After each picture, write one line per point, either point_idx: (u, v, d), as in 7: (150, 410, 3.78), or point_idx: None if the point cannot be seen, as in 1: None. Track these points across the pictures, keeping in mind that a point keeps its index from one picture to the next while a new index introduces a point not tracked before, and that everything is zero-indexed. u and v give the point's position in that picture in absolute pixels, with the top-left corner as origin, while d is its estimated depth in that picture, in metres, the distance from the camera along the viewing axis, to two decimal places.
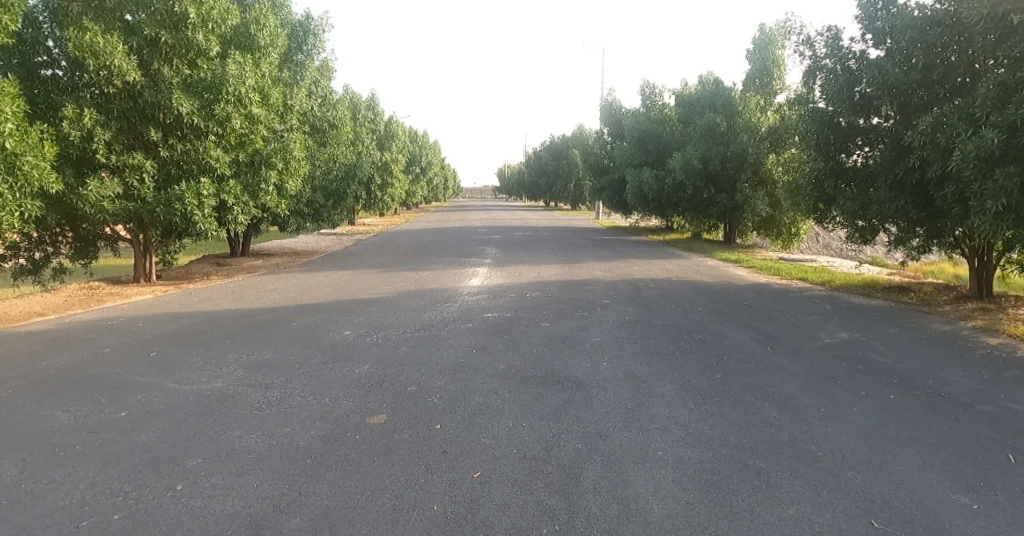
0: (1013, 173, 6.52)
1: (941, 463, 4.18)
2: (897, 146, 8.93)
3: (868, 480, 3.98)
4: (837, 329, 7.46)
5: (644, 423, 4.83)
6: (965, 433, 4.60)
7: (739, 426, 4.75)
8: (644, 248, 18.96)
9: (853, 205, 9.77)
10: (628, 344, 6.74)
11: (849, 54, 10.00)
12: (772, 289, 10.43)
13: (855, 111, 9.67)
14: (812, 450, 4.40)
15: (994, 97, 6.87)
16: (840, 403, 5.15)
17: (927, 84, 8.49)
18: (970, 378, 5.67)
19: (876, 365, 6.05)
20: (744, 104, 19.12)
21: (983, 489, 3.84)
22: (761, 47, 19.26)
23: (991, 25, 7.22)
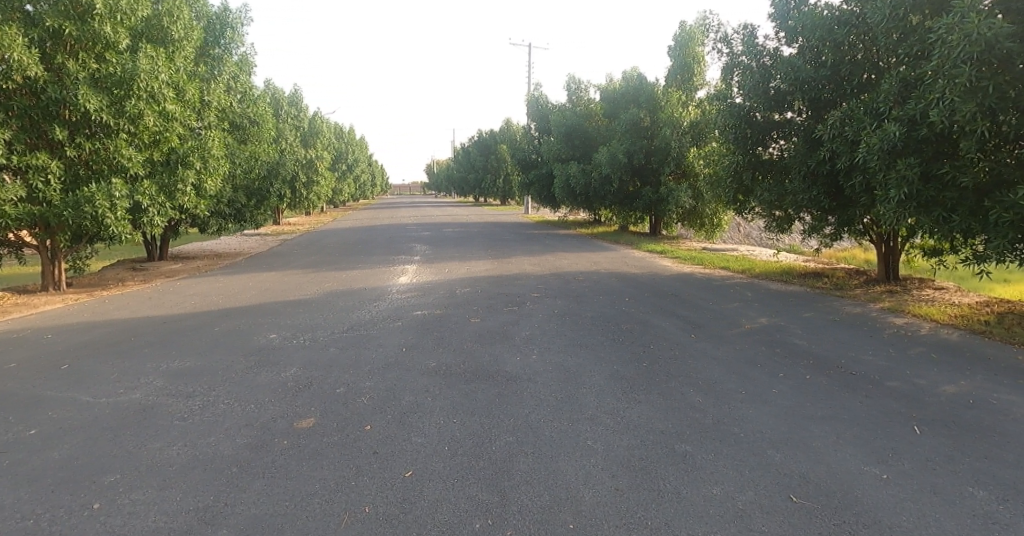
0: (915, 164, 6.85)
1: (853, 438, 4.44)
2: (807, 140, 9.39)
3: (786, 458, 4.19)
4: (757, 315, 7.73)
5: (575, 413, 4.85)
6: (874, 408, 4.87)
7: (666, 410, 4.85)
8: (572, 241, 19.13)
9: (769, 196, 10.21)
10: (558, 336, 6.76)
11: (763, 52, 10.39)
12: (696, 278, 10.74)
13: (769, 107, 10.08)
14: (734, 431, 4.56)
15: (896, 93, 7.21)
16: (761, 385, 5.33)
17: (836, 80, 8.90)
18: (879, 356, 6.01)
19: (794, 348, 6.31)
20: (667, 99, 19.58)
21: (891, 460, 4.13)
22: (682, 43, 19.66)
23: (893, 25, 7.48)
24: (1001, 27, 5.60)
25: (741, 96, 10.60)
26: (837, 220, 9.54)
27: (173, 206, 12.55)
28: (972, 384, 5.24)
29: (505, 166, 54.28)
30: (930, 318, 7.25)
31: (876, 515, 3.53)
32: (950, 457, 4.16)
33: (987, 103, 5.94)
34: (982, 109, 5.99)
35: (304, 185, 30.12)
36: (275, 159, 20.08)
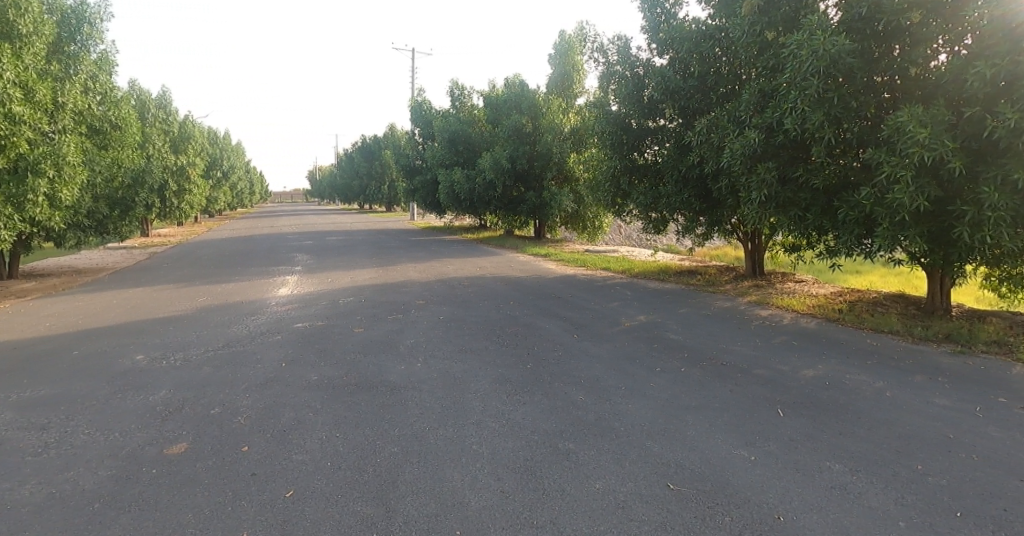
0: (772, 168, 7.41)
1: (724, 423, 4.74)
2: (678, 146, 9.97)
3: (663, 448, 4.42)
4: (636, 313, 8.10)
5: (461, 419, 4.85)
6: (745, 395, 5.21)
7: (549, 409, 4.96)
8: (459, 247, 19.18)
9: (645, 199, 10.75)
10: (444, 342, 6.74)
11: (637, 62, 10.93)
12: (579, 280, 11.09)
13: (643, 114, 10.65)
14: (614, 425, 4.73)
15: (755, 103, 7.78)
16: (640, 380, 5.57)
17: (703, 90, 9.51)
18: (747, 346, 6.48)
19: (670, 343, 6.66)
20: (548, 106, 20.34)
21: (759, 442, 4.48)
22: (561, 52, 20.46)
23: (752, 40, 8.08)
24: (842, 44, 6.20)
25: (617, 104, 11.07)
26: (708, 221, 10.19)
27: (20, 218, 11.35)
28: (826, 367, 5.78)
29: (390, 172, 53.26)
30: (791, 309, 7.93)
31: (742, 496, 3.83)
32: (809, 436, 4.55)
33: (833, 112, 6.53)
34: (829, 118, 6.58)
35: (176, 193, 27.92)
36: (140, 165, 18.58)
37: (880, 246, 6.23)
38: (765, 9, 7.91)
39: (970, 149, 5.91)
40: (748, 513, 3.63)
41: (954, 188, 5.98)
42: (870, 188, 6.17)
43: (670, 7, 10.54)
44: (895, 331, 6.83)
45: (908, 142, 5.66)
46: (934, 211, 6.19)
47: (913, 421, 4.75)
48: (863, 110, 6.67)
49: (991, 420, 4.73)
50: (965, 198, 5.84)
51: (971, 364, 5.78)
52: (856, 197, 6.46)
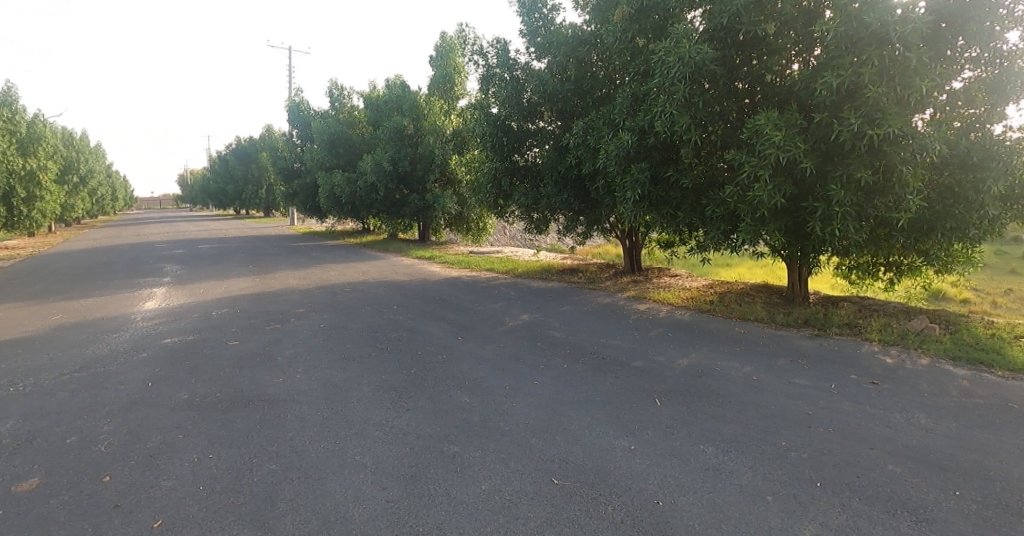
0: (645, 168, 7.64)
1: (605, 415, 4.88)
2: (557, 148, 10.21)
3: (546, 444, 4.50)
4: (520, 312, 8.18)
5: (343, 430, 4.71)
6: (626, 387, 5.36)
7: (434, 413, 4.90)
8: (342, 253, 18.58)
9: (527, 199, 10.91)
10: (325, 351, 6.50)
11: (516, 65, 11.06)
12: (464, 282, 11.05)
13: (523, 116, 10.75)
14: (499, 424, 4.74)
15: (628, 107, 8.02)
16: (524, 379, 5.59)
17: (579, 93, 9.80)
18: (626, 339, 6.73)
19: (552, 339, 6.77)
20: (429, 107, 20.05)
21: (637, 431, 4.66)
22: (444, 54, 20.38)
23: (624, 46, 8.31)
24: (705, 52, 6.51)
25: (496, 106, 11.12)
26: (587, 220, 10.49)
27: None
28: (700, 355, 6.13)
29: (265, 174, 50.58)
30: (668, 303, 8.36)
31: (624, 485, 3.99)
32: (685, 421, 4.78)
33: (698, 116, 6.92)
34: (695, 121, 6.94)
35: (23, 200, 25.11)
36: None
37: (744, 240, 6.66)
38: (634, 17, 8.12)
39: (820, 150, 6.41)
40: (629, 501, 3.81)
41: (806, 185, 6.49)
42: (734, 186, 6.59)
43: (547, 12, 10.70)
44: (760, 319, 7.39)
45: (765, 143, 6.04)
46: (790, 207, 6.72)
47: (776, 400, 5.14)
48: (726, 114, 7.06)
49: (843, 394, 5.23)
50: (816, 195, 6.36)
51: (825, 345, 6.39)
52: (722, 196, 6.86)
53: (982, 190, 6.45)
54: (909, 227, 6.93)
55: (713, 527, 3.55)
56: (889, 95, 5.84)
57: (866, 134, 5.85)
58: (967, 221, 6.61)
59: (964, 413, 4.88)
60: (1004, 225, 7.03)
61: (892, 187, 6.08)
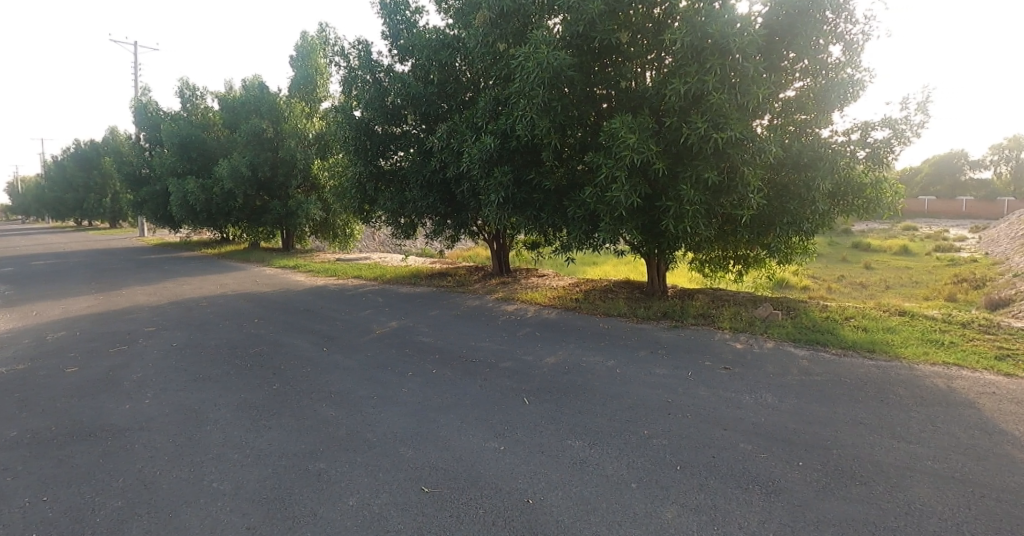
0: (508, 172, 7.61)
1: (474, 417, 4.83)
2: (421, 151, 10.05)
3: (416, 452, 4.36)
4: (388, 319, 7.97)
5: (198, 456, 4.31)
6: (494, 389, 5.36)
7: (297, 430, 4.61)
8: (197, 265, 17.16)
9: (392, 204, 10.58)
10: (176, 372, 5.93)
11: (378, 67, 10.66)
12: (329, 290, 10.58)
13: (387, 120, 10.49)
14: (367, 436, 4.53)
15: (490, 110, 7.93)
16: (392, 386, 5.40)
17: (442, 96, 9.74)
18: (496, 341, 6.76)
19: (421, 345, 6.66)
20: (290, 110, 18.90)
21: (507, 431, 4.65)
22: (303, 53, 19.28)
23: (485, 50, 8.29)
24: (561, 58, 6.62)
25: (359, 108, 10.81)
26: (454, 223, 10.44)
27: None
28: (566, 353, 6.31)
29: (111, 179, 46.32)
30: (535, 303, 8.60)
31: (495, 487, 3.97)
32: (552, 418, 4.84)
33: (558, 120, 7.04)
34: (554, 124, 7.06)
35: None
36: None
37: (604, 238, 6.82)
38: (495, 22, 8.03)
39: (670, 152, 6.71)
40: (500, 502, 3.81)
41: (659, 186, 6.77)
42: (593, 188, 6.75)
43: (410, 15, 10.71)
44: (622, 314, 7.78)
45: (621, 146, 6.24)
46: (646, 207, 6.97)
47: (639, 390, 5.38)
48: (583, 118, 7.33)
49: (699, 381, 5.57)
50: (668, 195, 6.64)
51: (682, 335, 6.84)
52: (582, 196, 7.02)
53: (813, 188, 7.04)
54: (752, 221, 7.43)
55: (582, 520, 3.64)
56: (730, 102, 6.20)
57: (711, 138, 6.16)
58: (802, 216, 7.19)
59: (804, 390, 5.37)
60: (832, 220, 7.78)
61: (735, 186, 6.50)
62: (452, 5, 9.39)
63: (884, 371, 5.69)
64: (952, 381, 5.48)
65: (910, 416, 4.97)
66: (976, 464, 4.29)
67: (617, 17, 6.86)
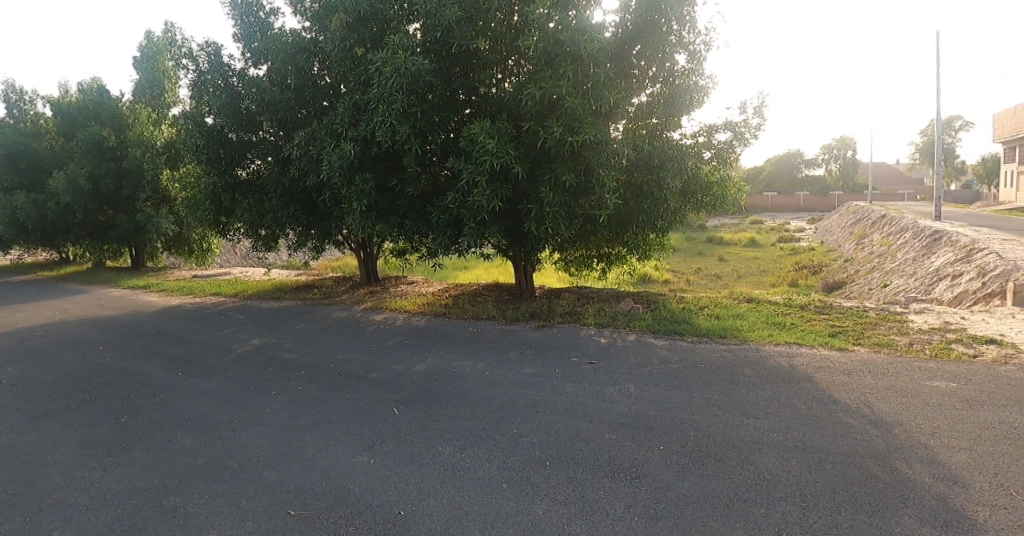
0: (369, 179, 7.42)
1: (342, 432, 4.76)
2: (279, 159, 9.59)
3: (282, 475, 4.17)
4: (249, 337, 7.69)
5: (33, 505, 3.84)
6: (363, 401, 5.32)
7: (152, 465, 4.29)
8: (31, 291, 15.52)
9: (250, 215, 10.07)
10: (5, 415, 5.32)
11: (230, 72, 10.26)
12: (185, 310, 9.97)
13: (241, 127, 10.00)
14: (229, 464, 4.29)
15: (349, 116, 7.70)
16: (254, 408, 5.21)
17: (300, 102, 9.36)
18: (363, 353, 6.74)
19: (285, 362, 6.48)
20: (133, 117, 17.66)
21: (377, 444, 4.60)
22: (149, 56, 18.30)
23: (342, 54, 8.14)
24: (420, 63, 6.73)
25: (209, 114, 10.13)
26: (318, 233, 10.12)
27: None
28: (435, 359, 6.39)
29: None
30: (404, 311, 8.73)
31: (364, 502, 3.86)
32: (422, 426, 4.87)
33: (418, 126, 7.08)
34: (415, 131, 7.08)
35: None
36: None
37: (469, 243, 6.88)
38: (352, 26, 8.06)
39: (530, 155, 6.95)
40: (371, 516, 3.70)
41: (521, 190, 7.00)
42: (456, 192, 6.81)
43: (264, 17, 10.35)
44: (491, 316, 8.11)
45: (480, 151, 6.39)
46: (508, 210, 7.15)
47: (508, 391, 5.53)
48: (444, 123, 7.36)
49: (564, 376, 5.86)
50: (530, 198, 6.87)
51: (550, 333, 7.22)
52: (445, 201, 7.03)
53: (664, 186, 7.48)
54: (611, 221, 7.82)
55: (454, 526, 3.62)
56: (583, 107, 6.54)
57: (566, 141, 6.46)
58: (656, 213, 7.66)
59: (663, 377, 5.77)
60: (685, 216, 8.42)
61: (593, 187, 6.81)
62: (310, 9, 9.39)
63: (735, 354, 6.31)
64: (791, 359, 6.19)
65: (758, 392, 5.45)
66: (816, 432, 4.77)
67: (475, 24, 7.20)
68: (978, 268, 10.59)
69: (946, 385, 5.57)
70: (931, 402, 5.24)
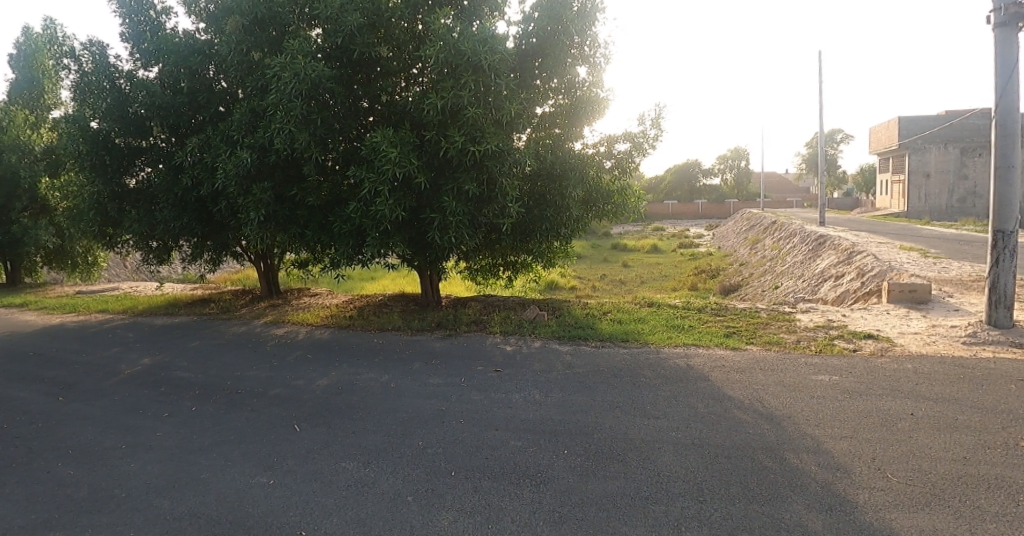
0: (267, 188, 7.28)
1: (241, 453, 4.65)
2: (171, 166, 9.21)
3: (174, 502, 3.99)
4: (139, 356, 7.35)
5: None
6: (261, 420, 5.24)
7: (29, 500, 4.01)
8: None
9: (139, 225, 9.52)
10: None
11: (116, 73, 9.60)
12: (67, 330, 9.37)
13: (131, 131, 9.50)
14: (115, 493, 4.08)
15: (246, 123, 7.52)
16: (143, 433, 5.01)
17: (194, 107, 9.10)
18: (263, 369, 6.61)
19: (179, 382, 6.25)
20: (7, 117, 16.05)
21: (277, 463, 4.51)
22: (27, 55, 17.12)
23: (239, 58, 8.02)
24: (320, 70, 6.77)
25: (93, 118, 9.57)
26: (213, 244, 9.78)
27: None
28: (339, 373, 6.36)
29: None
30: (307, 323, 8.63)
31: (263, 523, 3.72)
32: (324, 442, 4.85)
33: (317, 133, 7.05)
34: (315, 139, 7.05)
35: None
36: None
37: (371, 253, 6.86)
38: (249, 29, 7.96)
39: (433, 165, 7.01)
40: None
41: (424, 199, 7.06)
42: (357, 201, 6.79)
43: (155, 16, 9.82)
44: (397, 327, 8.18)
45: (383, 160, 6.45)
46: (412, 219, 7.18)
47: (412, 402, 5.59)
48: (345, 131, 7.39)
49: (470, 385, 5.98)
50: (433, 207, 6.95)
51: (455, 343, 7.36)
52: (346, 211, 6.97)
53: (566, 195, 7.75)
54: (514, 229, 8.00)
55: None
56: (485, 116, 6.70)
57: (469, 151, 6.59)
58: (558, 222, 7.92)
59: (567, 382, 5.98)
60: (587, 223, 8.72)
61: (495, 197, 6.98)
62: (205, 10, 9.09)
63: (636, 357, 6.62)
64: (690, 360, 6.55)
65: (659, 394, 5.70)
66: (712, 428, 5.03)
67: (377, 31, 7.30)
68: (857, 268, 11.61)
69: (830, 379, 6.01)
70: (815, 395, 5.65)
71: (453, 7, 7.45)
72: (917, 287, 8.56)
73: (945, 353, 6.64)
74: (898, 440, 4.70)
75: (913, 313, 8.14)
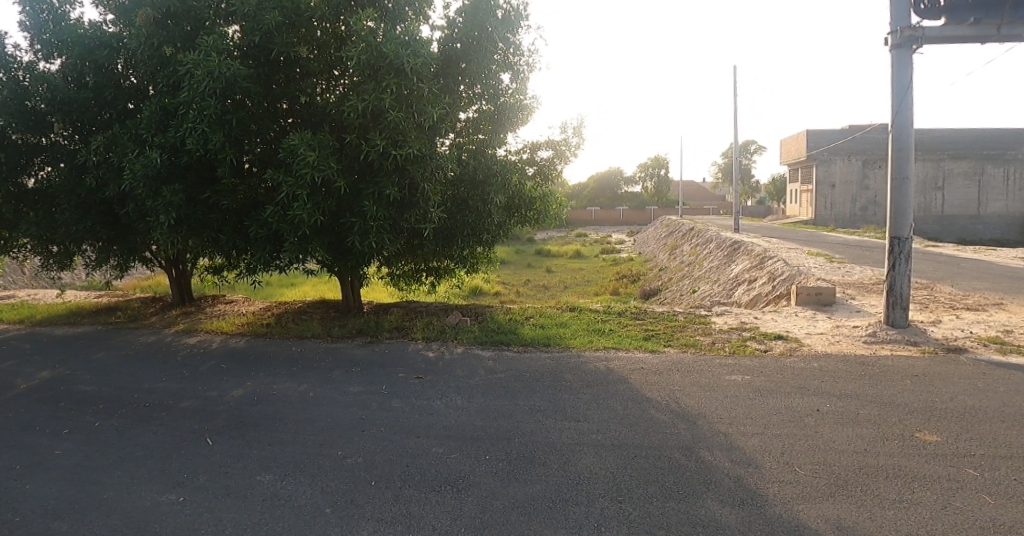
0: (178, 190, 7.02)
1: (149, 470, 4.51)
2: (75, 166, 8.76)
3: (74, 524, 3.80)
4: (37, 370, 6.95)
5: None
6: (171, 434, 5.09)
7: None
8: None
9: (39, 228, 9.02)
10: None
11: (14, 64, 9.11)
12: None
13: (30, 127, 8.96)
14: (7, 518, 3.87)
15: (156, 121, 7.24)
16: (39, 452, 4.76)
17: (100, 103, 8.67)
18: (175, 381, 6.40)
19: (82, 396, 5.97)
20: None
21: (187, 479, 4.40)
22: None
23: (148, 52, 7.68)
24: (235, 68, 6.63)
25: None
26: (121, 248, 9.34)
27: None
28: (255, 384, 6.24)
29: None
30: (222, 332, 8.39)
31: None
32: (238, 455, 4.76)
33: (232, 134, 6.90)
34: (230, 139, 6.89)
35: None
36: None
37: (289, 258, 6.76)
38: (161, 23, 7.69)
39: (354, 168, 6.96)
40: None
41: (345, 203, 7.01)
42: (274, 206, 6.66)
43: (59, 5, 9.30)
44: (316, 335, 8.08)
45: (301, 163, 6.39)
46: (332, 224, 7.10)
47: (331, 412, 5.56)
48: (263, 132, 7.28)
49: (392, 392, 6.00)
50: (353, 212, 6.90)
51: (377, 350, 7.35)
52: (263, 215, 6.83)
53: (488, 201, 7.86)
54: (437, 234, 8.03)
55: None
56: (407, 120, 6.73)
57: (390, 154, 6.60)
58: (480, 227, 8.01)
59: (489, 388, 6.09)
60: (509, 229, 8.86)
61: (417, 202, 7.00)
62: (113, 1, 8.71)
63: (557, 362, 6.79)
64: (609, 363, 6.77)
65: (579, 396, 5.88)
66: (631, 430, 5.20)
67: (297, 31, 7.21)
68: (769, 272, 12.24)
69: (742, 378, 6.34)
70: (728, 394, 5.94)
71: (374, 9, 7.42)
72: (822, 289, 9.13)
73: (848, 351, 7.12)
74: (802, 436, 5.00)
75: (820, 315, 8.66)
